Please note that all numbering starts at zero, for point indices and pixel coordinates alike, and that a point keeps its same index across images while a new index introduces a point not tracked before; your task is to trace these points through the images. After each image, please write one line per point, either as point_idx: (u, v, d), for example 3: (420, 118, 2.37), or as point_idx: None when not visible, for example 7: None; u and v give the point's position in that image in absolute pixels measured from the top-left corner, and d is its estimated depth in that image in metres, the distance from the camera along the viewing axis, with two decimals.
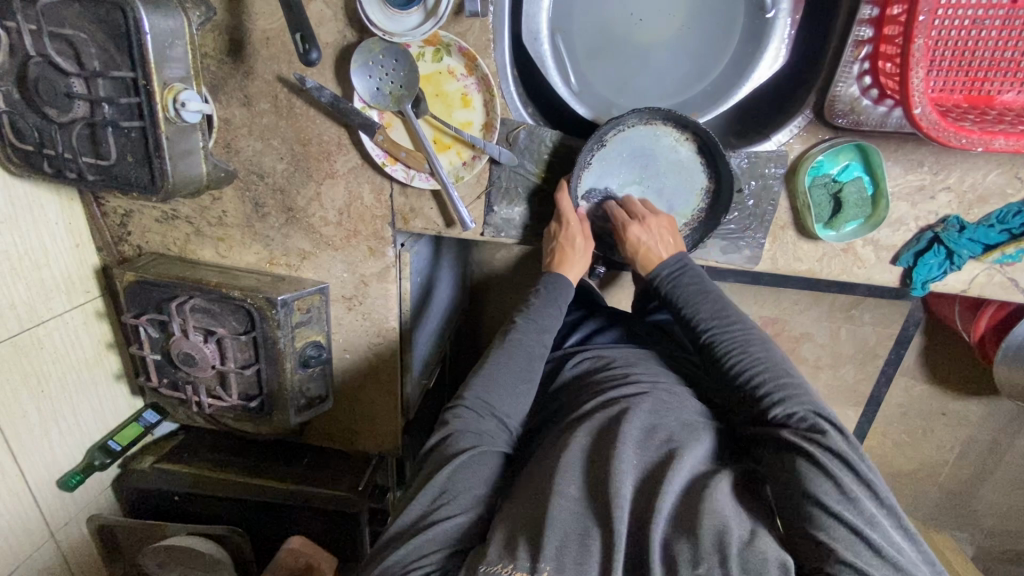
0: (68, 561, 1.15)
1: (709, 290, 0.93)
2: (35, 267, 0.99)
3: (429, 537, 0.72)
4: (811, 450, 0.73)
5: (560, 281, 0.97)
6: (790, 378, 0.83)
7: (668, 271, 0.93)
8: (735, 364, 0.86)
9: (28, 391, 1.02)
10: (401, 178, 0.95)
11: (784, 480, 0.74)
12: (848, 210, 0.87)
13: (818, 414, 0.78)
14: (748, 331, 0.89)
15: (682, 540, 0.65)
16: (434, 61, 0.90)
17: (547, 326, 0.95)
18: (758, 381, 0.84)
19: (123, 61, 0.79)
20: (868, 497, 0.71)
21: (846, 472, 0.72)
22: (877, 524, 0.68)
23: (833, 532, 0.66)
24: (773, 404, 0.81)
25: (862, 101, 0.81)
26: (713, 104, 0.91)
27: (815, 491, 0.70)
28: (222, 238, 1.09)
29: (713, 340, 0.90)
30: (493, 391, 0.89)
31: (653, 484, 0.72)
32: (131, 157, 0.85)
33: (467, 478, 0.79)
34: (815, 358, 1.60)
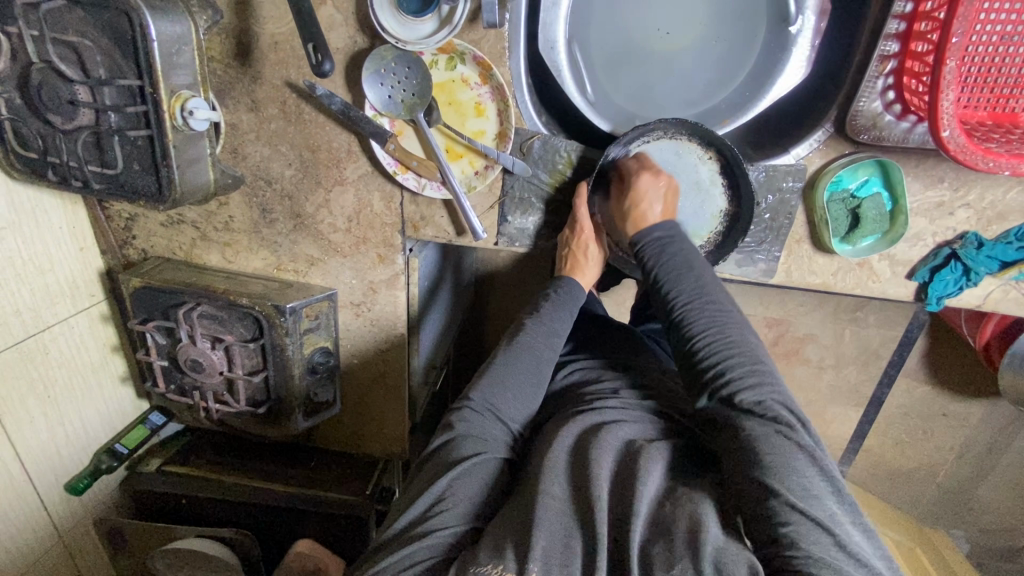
0: (76, 563, 1.15)
1: (694, 265, 0.86)
2: (40, 273, 0.98)
3: (426, 543, 0.71)
4: (780, 447, 0.71)
5: (570, 286, 0.98)
6: (760, 367, 0.79)
7: (656, 236, 0.88)
8: (705, 348, 0.81)
9: (35, 398, 1.01)
10: (413, 186, 0.94)
11: (748, 473, 0.71)
12: (867, 226, 0.86)
13: (784, 408, 0.76)
14: (723, 312, 0.83)
15: (656, 543, 0.65)
16: (447, 69, 0.88)
17: (555, 330, 0.94)
18: (720, 369, 0.79)
19: (129, 68, 0.77)
20: (831, 497, 0.69)
21: (814, 470, 0.70)
22: (836, 521, 0.66)
23: (798, 527, 0.64)
24: (740, 390, 0.77)
25: (885, 117, 0.81)
26: (732, 117, 0.90)
27: (778, 485, 0.67)
28: (228, 244, 1.07)
29: (688, 318, 0.83)
30: (500, 395, 0.87)
31: (629, 485, 0.72)
32: (138, 165, 0.83)
33: (468, 485, 0.78)
34: (819, 361, 1.60)
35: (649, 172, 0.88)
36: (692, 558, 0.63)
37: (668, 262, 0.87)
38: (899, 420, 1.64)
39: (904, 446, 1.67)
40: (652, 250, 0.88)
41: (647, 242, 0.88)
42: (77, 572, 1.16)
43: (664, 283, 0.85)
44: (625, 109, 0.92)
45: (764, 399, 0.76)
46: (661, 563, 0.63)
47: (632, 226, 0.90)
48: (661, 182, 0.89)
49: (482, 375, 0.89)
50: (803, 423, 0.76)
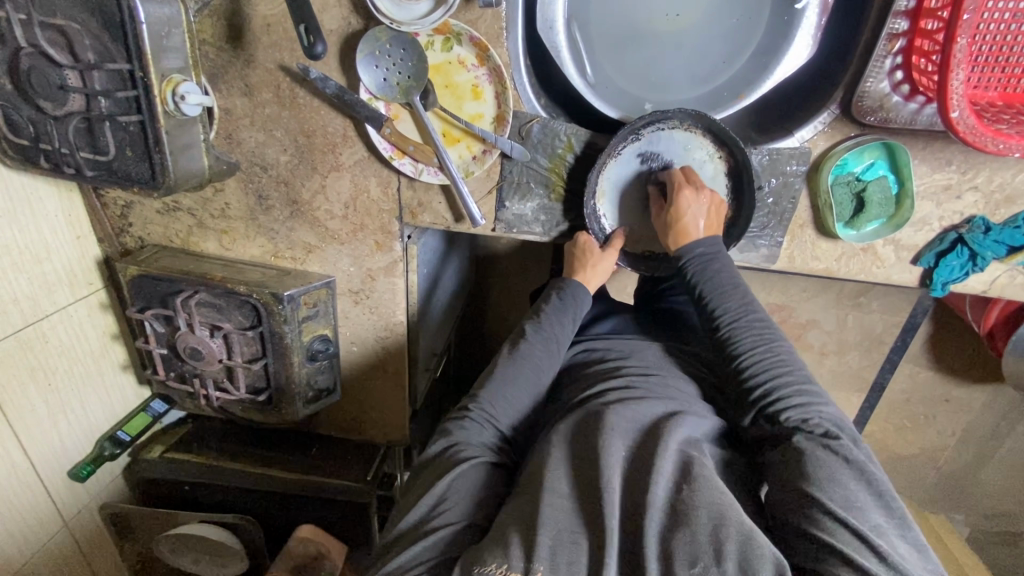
0: (82, 548, 1.17)
1: (741, 281, 0.86)
2: (37, 261, 0.97)
3: (426, 542, 0.71)
4: (828, 461, 0.70)
5: (574, 292, 0.95)
6: (809, 387, 0.79)
7: (699, 252, 0.87)
8: (752, 365, 0.81)
9: (36, 386, 1.01)
10: (409, 172, 0.92)
11: (792, 484, 0.70)
12: (871, 210, 0.85)
13: (836, 425, 0.75)
14: (772, 331, 0.83)
15: (678, 534, 0.64)
16: (443, 51, 0.86)
17: (554, 337, 0.93)
18: (769, 387, 0.79)
19: (119, 52, 0.76)
20: (873, 505, 0.67)
21: (861, 483, 0.69)
22: (880, 534, 0.65)
23: (839, 536, 0.63)
24: (788, 409, 0.77)
25: (892, 98, 0.79)
26: (736, 98, 0.88)
27: (821, 496, 0.66)
28: (225, 231, 1.07)
29: (735, 336, 0.84)
30: (497, 401, 0.88)
31: (647, 474, 0.71)
32: (130, 151, 0.82)
33: (469, 485, 0.77)
34: (822, 347, 1.59)
35: (691, 188, 0.87)
36: (714, 553, 0.62)
37: (715, 274, 0.86)
38: (901, 406, 1.64)
39: (905, 432, 1.67)
40: (697, 264, 0.87)
41: (692, 255, 0.87)
42: (84, 558, 1.18)
43: (710, 298, 0.85)
44: (626, 91, 0.90)
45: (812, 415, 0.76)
46: (682, 557, 0.62)
47: (675, 238, 0.88)
48: (708, 197, 0.87)
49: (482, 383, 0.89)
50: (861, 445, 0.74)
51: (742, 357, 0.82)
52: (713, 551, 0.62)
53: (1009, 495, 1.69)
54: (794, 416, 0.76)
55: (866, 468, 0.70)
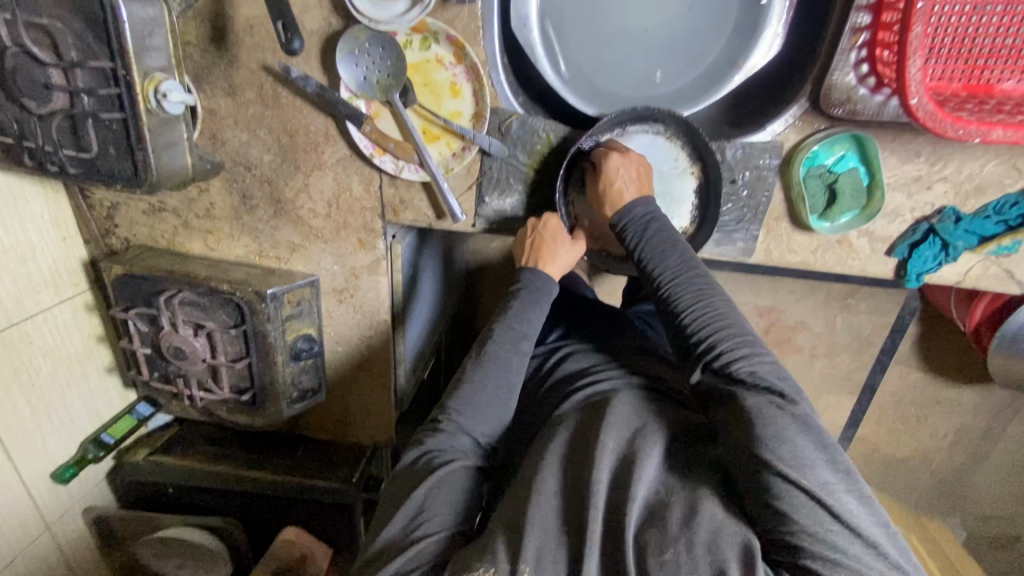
0: (64, 553, 1.15)
1: (676, 240, 0.85)
2: (21, 261, 0.98)
3: (409, 554, 0.71)
4: (777, 418, 0.69)
5: (540, 280, 0.94)
6: (750, 338, 0.78)
7: (637, 213, 0.86)
8: (692, 321, 0.80)
9: (19, 386, 1.01)
10: (390, 169, 0.94)
11: (743, 447, 0.68)
12: (843, 201, 0.86)
13: (778, 378, 0.75)
14: (708, 284, 0.83)
15: (652, 527, 0.64)
16: (422, 49, 0.88)
17: (524, 334, 0.91)
18: (712, 342, 0.78)
19: (102, 51, 0.77)
20: (823, 463, 0.67)
21: (809, 439, 0.68)
22: (831, 491, 0.64)
23: (792, 500, 0.63)
24: (735, 361, 0.76)
25: (859, 90, 0.80)
26: (730, 73, 0.87)
27: (773, 458, 0.65)
28: (210, 231, 1.08)
29: (672, 295, 0.82)
30: (469, 411, 0.86)
31: (624, 476, 0.70)
32: (113, 149, 0.83)
33: (448, 492, 0.78)
34: (812, 349, 1.60)
35: (620, 153, 0.88)
36: (686, 540, 0.62)
37: (650, 237, 0.85)
38: (893, 408, 1.63)
39: (898, 434, 1.66)
40: (634, 226, 0.86)
41: (629, 216, 0.86)
42: (67, 563, 1.16)
43: (646, 260, 0.85)
44: (599, 88, 0.92)
45: (757, 368, 0.75)
46: (654, 546, 0.62)
47: (609, 206, 0.88)
48: (635, 162, 0.88)
49: (452, 395, 0.88)
50: (803, 396, 0.75)
51: (683, 314, 0.81)
52: (685, 538, 0.62)
53: (1002, 496, 1.68)
54: (742, 370, 0.75)
55: (811, 423, 0.70)
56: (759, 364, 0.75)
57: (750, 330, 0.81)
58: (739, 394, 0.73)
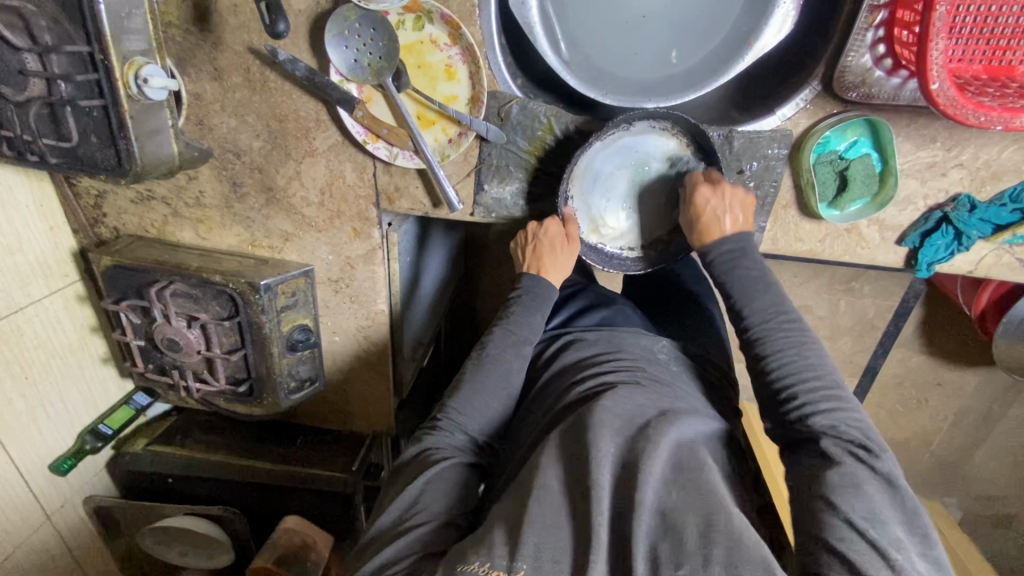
0: (68, 541, 1.16)
1: (767, 279, 0.81)
2: (7, 252, 0.95)
3: (401, 543, 0.71)
4: (856, 470, 0.68)
5: (541, 286, 0.91)
6: (838, 392, 0.74)
7: (724, 250, 0.83)
8: (776, 369, 0.77)
9: (11, 379, 1.00)
10: (384, 156, 0.90)
11: (811, 491, 0.69)
12: (854, 188, 0.83)
13: (864, 433, 0.72)
14: (801, 332, 0.78)
15: (665, 541, 0.63)
16: (415, 30, 0.84)
17: (525, 338, 0.90)
18: (802, 396, 0.75)
19: (77, 34, 0.73)
20: (897, 522, 0.66)
21: (888, 497, 0.67)
22: (899, 549, 0.64)
23: (853, 545, 0.63)
24: (817, 413, 0.73)
25: (874, 73, 0.76)
26: (741, 53, 0.83)
27: (848, 509, 0.65)
28: (200, 220, 1.05)
29: (760, 338, 0.79)
30: (469, 410, 0.86)
31: (631, 475, 0.68)
32: (95, 137, 0.79)
33: (443, 487, 0.77)
34: (814, 333, 1.58)
35: (710, 184, 0.84)
36: (702, 558, 0.61)
37: (735, 276, 0.82)
38: (893, 391, 1.62)
39: (898, 417, 1.66)
40: (719, 259, 0.83)
41: (717, 250, 0.83)
42: (69, 550, 1.17)
43: (732, 301, 0.82)
44: (602, 70, 0.87)
45: (841, 422, 0.73)
46: (667, 561, 0.61)
47: (699, 237, 0.85)
48: (738, 195, 0.83)
49: (451, 394, 0.87)
50: (888, 454, 0.72)
51: (770, 362, 0.78)
52: (701, 556, 0.61)
53: (1000, 476, 1.69)
54: (820, 423, 0.72)
55: (895, 481, 0.68)
56: (845, 418, 0.73)
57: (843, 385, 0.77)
58: (822, 442, 0.71)
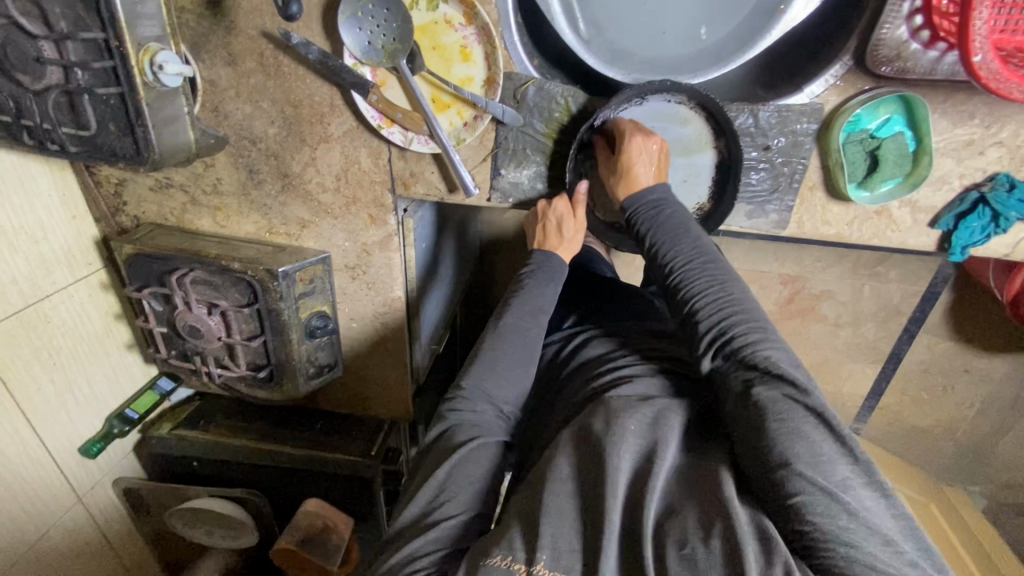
0: (99, 521, 1.20)
1: (685, 224, 0.84)
2: (33, 241, 0.97)
3: (430, 535, 0.70)
4: (789, 410, 0.65)
5: (552, 262, 0.93)
6: (759, 326, 0.75)
7: (649, 199, 0.85)
8: (702, 309, 0.78)
9: (41, 365, 1.02)
10: (399, 141, 0.89)
11: (753, 441, 0.66)
12: (886, 169, 0.80)
13: (791, 368, 0.71)
14: (719, 272, 0.80)
15: (672, 521, 0.62)
16: (429, 10, 0.82)
17: (541, 307, 0.90)
18: (724, 333, 0.75)
19: (92, 20, 0.73)
20: (841, 457, 0.63)
21: (823, 433, 0.64)
22: (848, 488, 0.61)
23: (807, 496, 0.60)
24: (745, 352, 0.72)
25: (911, 46, 0.72)
26: (770, 27, 0.78)
27: (786, 452, 0.62)
28: (218, 207, 1.05)
29: (681, 281, 0.81)
30: (492, 382, 0.85)
31: (650, 460, 0.68)
32: (113, 125, 0.79)
33: (467, 470, 0.76)
34: (836, 318, 1.55)
35: (641, 134, 0.83)
36: (703, 533, 0.60)
37: (658, 223, 0.84)
38: (918, 377, 1.58)
39: (922, 404, 1.62)
40: (642, 212, 0.85)
41: (640, 202, 0.85)
42: (101, 530, 1.21)
43: (657, 246, 0.83)
44: (621, 49, 0.85)
45: (766, 356, 0.71)
46: (672, 540, 0.60)
47: (622, 188, 0.86)
48: (655, 150, 0.84)
49: (469, 368, 0.86)
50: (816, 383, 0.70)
51: (694, 305, 0.79)
52: (704, 532, 0.60)
53: None
54: (750, 363, 0.71)
55: (829, 413, 0.65)
56: (768, 351, 0.72)
57: (764, 315, 0.77)
58: (751, 384, 0.69)
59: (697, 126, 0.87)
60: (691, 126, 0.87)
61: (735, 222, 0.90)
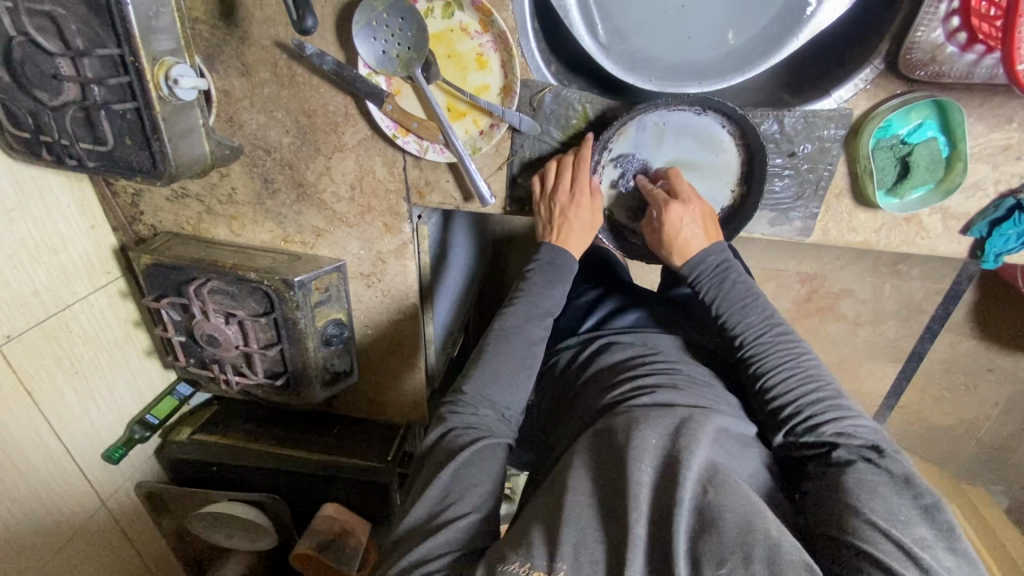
0: (122, 525, 1.22)
1: (756, 294, 0.84)
2: (53, 252, 0.98)
3: (439, 539, 0.67)
4: (867, 474, 0.66)
5: (561, 256, 0.88)
6: (840, 400, 0.75)
7: (710, 263, 0.84)
8: (777, 380, 0.78)
9: (64, 375, 1.03)
10: (414, 150, 0.88)
11: (829, 500, 0.65)
12: (917, 175, 0.77)
13: (873, 440, 0.71)
14: (795, 344, 0.80)
15: (707, 538, 0.58)
16: (444, 17, 0.80)
17: (548, 309, 0.87)
18: (799, 406, 0.75)
19: (107, 36, 0.72)
20: (922, 522, 0.61)
21: (904, 495, 0.63)
22: (927, 548, 0.59)
23: (877, 543, 0.58)
24: (824, 424, 0.73)
25: (946, 48, 0.70)
26: (796, 30, 0.76)
27: (864, 508, 0.61)
28: (234, 217, 1.05)
29: (754, 351, 0.81)
30: (495, 387, 0.82)
31: (671, 466, 0.65)
32: (130, 140, 0.79)
33: (475, 473, 0.74)
34: (856, 317, 1.52)
35: (680, 202, 0.82)
36: (743, 556, 0.56)
37: (726, 289, 0.84)
38: (939, 376, 1.55)
39: (943, 403, 1.59)
40: (708, 276, 0.84)
41: (700, 267, 0.83)
42: (124, 534, 1.23)
43: (725, 315, 0.83)
44: (641, 54, 0.82)
45: (848, 428, 0.71)
46: (710, 558, 0.57)
47: (677, 256, 0.84)
48: (698, 211, 0.83)
49: (472, 369, 0.84)
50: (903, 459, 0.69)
51: (766, 374, 0.79)
52: (742, 554, 0.56)
53: None
54: (830, 432, 0.72)
55: (912, 480, 0.64)
56: (850, 424, 0.72)
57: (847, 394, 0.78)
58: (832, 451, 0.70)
59: (724, 143, 0.85)
60: (716, 144, 0.85)
61: (757, 229, 0.87)
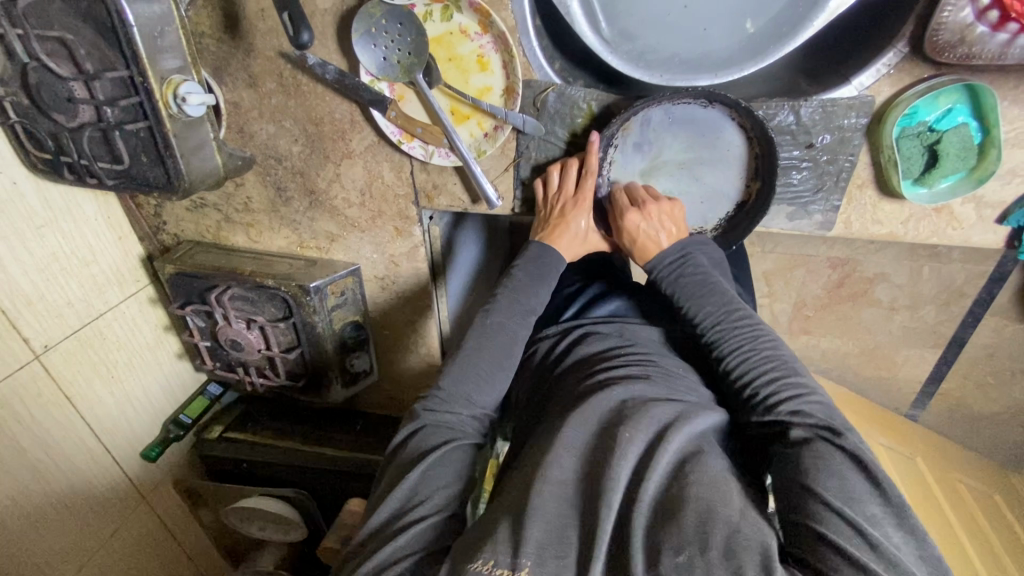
0: (162, 517, 1.29)
1: (712, 282, 0.83)
2: (84, 265, 1.02)
3: (400, 541, 0.64)
4: (823, 452, 0.64)
5: (550, 255, 0.86)
6: (797, 379, 0.73)
7: (670, 260, 0.85)
8: (736, 365, 0.77)
9: (101, 380, 1.09)
10: (420, 155, 0.88)
11: (787, 477, 0.64)
12: (947, 164, 0.72)
13: (829, 419, 0.69)
14: (754, 327, 0.79)
15: (667, 528, 0.58)
16: (443, 20, 0.79)
17: (532, 308, 0.84)
18: (757, 387, 0.74)
19: (116, 58, 0.74)
20: (875, 496, 0.60)
21: (860, 473, 0.62)
22: (879, 525, 0.58)
23: (833, 526, 0.57)
24: (779, 402, 0.71)
25: (975, 29, 0.64)
26: (812, 12, 0.72)
27: (819, 485, 0.61)
28: (251, 224, 1.08)
29: (716, 339, 0.80)
30: (469, 382, 0.79)
31: (642, 468, 0.64)
32: (145, 157, 0.81)
33: (442, 475, 0.71)
34: (890, 302, 1.42)
35: (638, 210, 0.84)
36: (700, 544, 0.55)
37: (686, 280, 0.83)
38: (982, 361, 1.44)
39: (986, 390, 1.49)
40: (665, 273, 0.85)
41: (658, 264, 0.85)
42: (164, 526, 1.30)
43: (683, 305, 0.83)
44: (647, 48, 0.79)
45: (803, 406, 0.70)
46: (668, 547, 0.56)
47: (638, 256, 0.87)
48: (659, 214, 0.84)
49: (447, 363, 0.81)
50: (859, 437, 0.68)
51: (727, 360, 0.78)
52: (699, 542, 0.56)
53: None
54: (785, 411, 0.70)
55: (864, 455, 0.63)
56: (806, 402, 0.70)
57: (806, 371, 0.76)
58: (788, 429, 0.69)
59: (733, 143, 0.83)
60: (724, 145, 0.83)
61: (777, 224, 0.85)
